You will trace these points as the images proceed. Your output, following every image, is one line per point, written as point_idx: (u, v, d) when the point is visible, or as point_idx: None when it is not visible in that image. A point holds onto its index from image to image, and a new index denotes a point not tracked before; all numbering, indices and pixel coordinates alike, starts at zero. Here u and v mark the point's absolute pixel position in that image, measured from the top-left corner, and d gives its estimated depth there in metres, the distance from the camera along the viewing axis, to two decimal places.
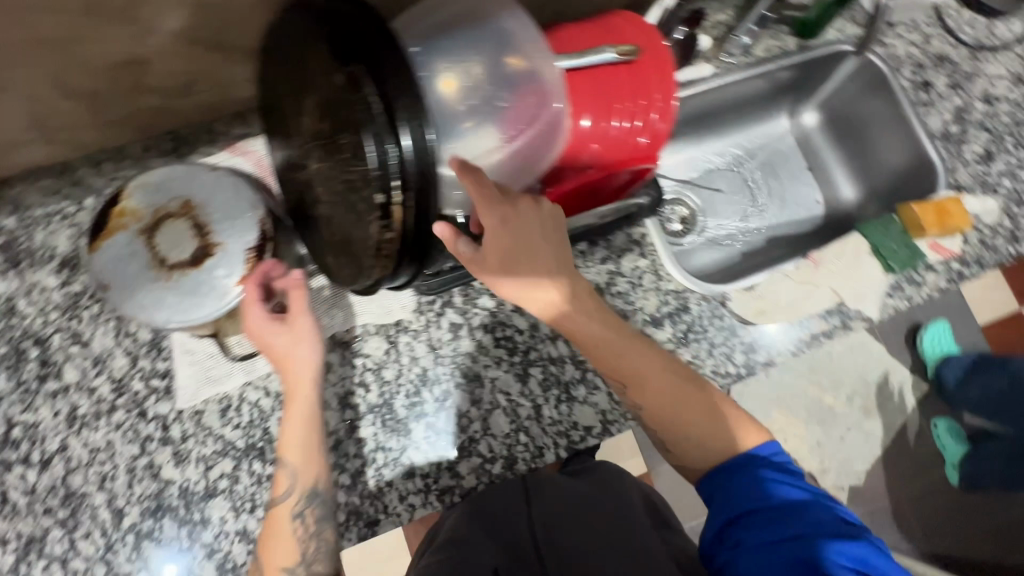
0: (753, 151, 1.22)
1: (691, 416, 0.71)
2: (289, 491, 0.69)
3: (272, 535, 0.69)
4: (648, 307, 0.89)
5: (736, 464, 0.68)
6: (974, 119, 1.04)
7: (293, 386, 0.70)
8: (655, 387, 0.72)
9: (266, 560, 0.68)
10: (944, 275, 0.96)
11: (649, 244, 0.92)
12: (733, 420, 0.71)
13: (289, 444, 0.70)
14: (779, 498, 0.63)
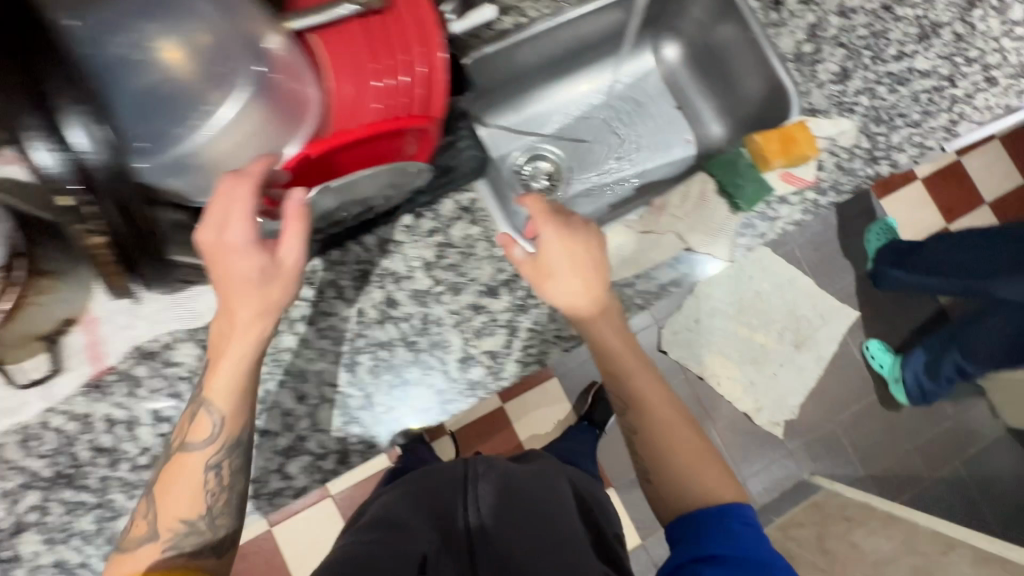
0: (617, 96, 1.15)
1: (680, 448, 0.78)
2: (209, 442, 0.64)
3: (171, 484, 0.64)
4: (483, 276, 0.84)
5: (715, 513, 0.70)
6: (829, 35, 0.98)
7: (230, 326, 0.63)
8: (647, 408, 0.80)
9: (156, 510, 0.62)
10: (799, 207, 0.92)
11: (480, 210, 0.86)
12: (710, 464, 0.77)
13: (227, 397, 0.65)
14: (744, 547, 0.66)
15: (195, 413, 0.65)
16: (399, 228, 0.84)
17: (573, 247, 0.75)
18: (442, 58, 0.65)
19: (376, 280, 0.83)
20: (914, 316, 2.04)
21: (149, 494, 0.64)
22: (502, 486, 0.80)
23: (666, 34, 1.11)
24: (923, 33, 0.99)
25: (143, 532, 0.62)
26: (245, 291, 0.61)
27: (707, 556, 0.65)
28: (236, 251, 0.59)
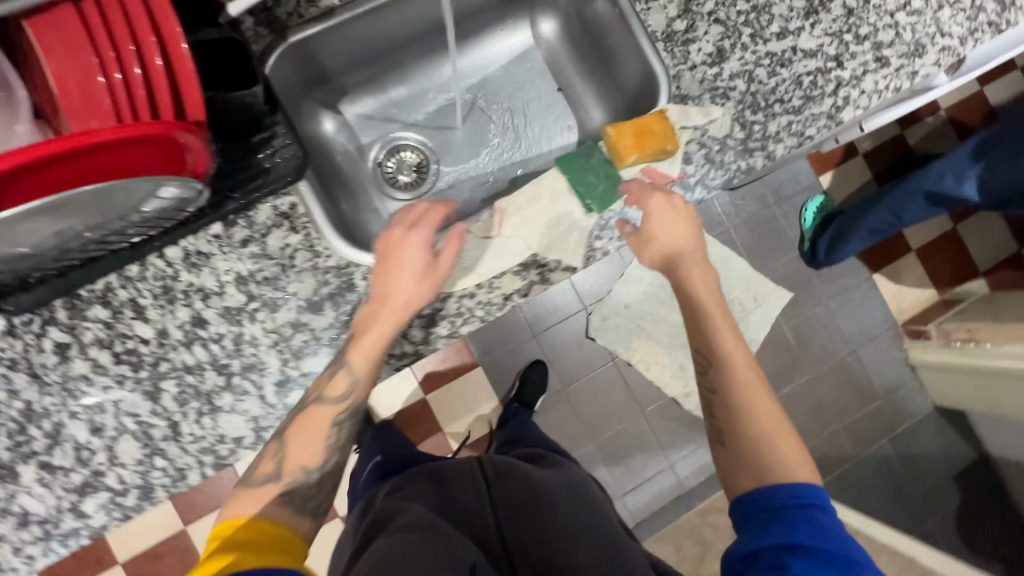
0: (490, 80, 1.05)
1: (761, 419, 0.78)
2: (339, 400, 0.72)
3: (302, 430, 0.72)
4: (304, 291, 0.77)
5: (790, 489, 0.71)
6: (705, 10, 0.88)
7: (381, 304, 0.72)
8: (746, 386, 0.80)
9: (286, 452, 0.71)
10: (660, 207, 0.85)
11: (301, 217, 0.78)
12: (790, 437, 0.77)
13: (366, 368, 0.72)
14: (812, 532, 0.67)
15: (336, 369, 0.72)
16: (207, 239, 0.76)
17: (683, 219, 0.81)
18: (186, 50, 0.56)
19: (182, 297, 0.75)
20: (847, 297, 2.01)
21: (281, 436, 0.72)
22: (519, 483, 0.94)
23: (541, 7, 1.00)
24: (810, 7, 0.90)
25: (269, 471, 0.70)
26: (398, 290, 0.72)
27: (780, 544, 0.66)
28: (407, 249, 0.73)
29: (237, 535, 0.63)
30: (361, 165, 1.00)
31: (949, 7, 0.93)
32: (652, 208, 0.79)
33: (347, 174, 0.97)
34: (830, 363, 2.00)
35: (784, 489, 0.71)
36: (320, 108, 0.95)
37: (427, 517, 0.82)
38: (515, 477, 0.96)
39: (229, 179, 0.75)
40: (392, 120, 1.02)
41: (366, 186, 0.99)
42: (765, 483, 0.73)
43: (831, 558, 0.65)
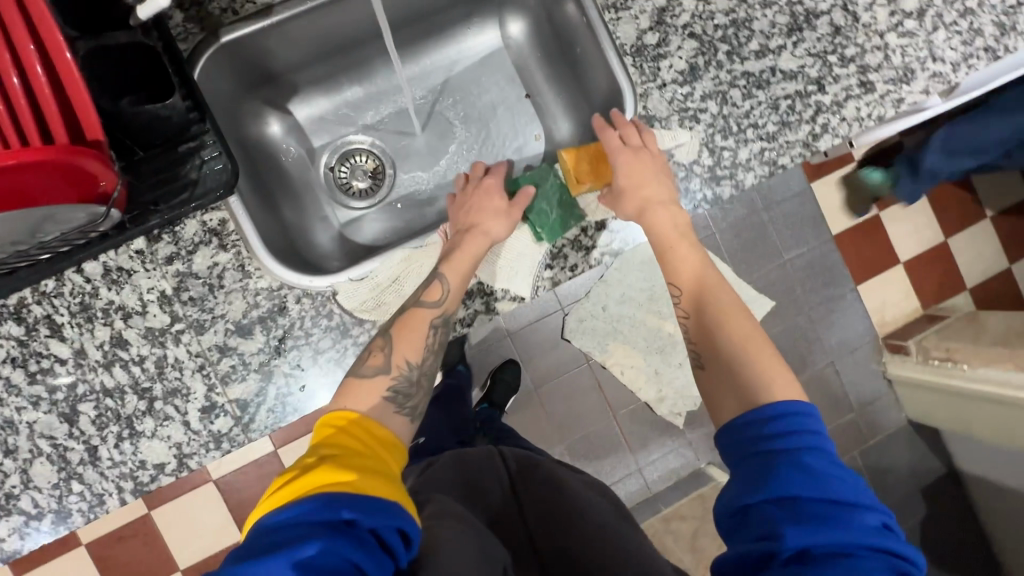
0: (453, 83, 0.98)
1: (742, 345, 0.70)
2: (437, 305, 0.72)
3: (404, 329, 0.71)
4: (232, 313, 0.73)
5: (784, 424, 0.61)
6: (680, 22, 0.82)
7: (471, 232, 0.76)
8: (745, 349, 0.70)
9: (394, 344, 0.70)
10: (617, 235, 0.81)
11: (231, 234, 0.73)
12: (768, 356, 0.69)
13: (461, 280, 0.73)
14: (812, 488, 0.55)
15: (429, 281, 0.73)
16: (129, 254, 0.71)
17: (648, 161, 0.77)
18: (71, 58, 0.51)
19: (100, 316, 0.70)
20: (833, 307, 1.84)
21: (387, 333, 0.71)
22: (543, 480, 0.85)
23: (509, 6, 0.93)
24: (794, 24, 0.84)
25: (379, 362, 0.69)
26: (489, 219, 0.77)
27: (772, 499, 0.56)
28: (492, 189, 0.80)
29: (342, 441, 0.59)
30: (312, 172, 0.94)
31: (944, 29, 0.87)
32: (619, 159, 0.76)
33: (296, 181, 0.92)
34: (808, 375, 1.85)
35: (776, 417, 0.62)
36: (266, 108, 0.89)
37: (453, 502, 0.71)
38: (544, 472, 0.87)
39: (153, 194, 0.70)
40: (347, 123, 0.96)
41: (317, 194, 0.94)
42: (753, 406, 0.64)
43: (836, 516, 0.54)
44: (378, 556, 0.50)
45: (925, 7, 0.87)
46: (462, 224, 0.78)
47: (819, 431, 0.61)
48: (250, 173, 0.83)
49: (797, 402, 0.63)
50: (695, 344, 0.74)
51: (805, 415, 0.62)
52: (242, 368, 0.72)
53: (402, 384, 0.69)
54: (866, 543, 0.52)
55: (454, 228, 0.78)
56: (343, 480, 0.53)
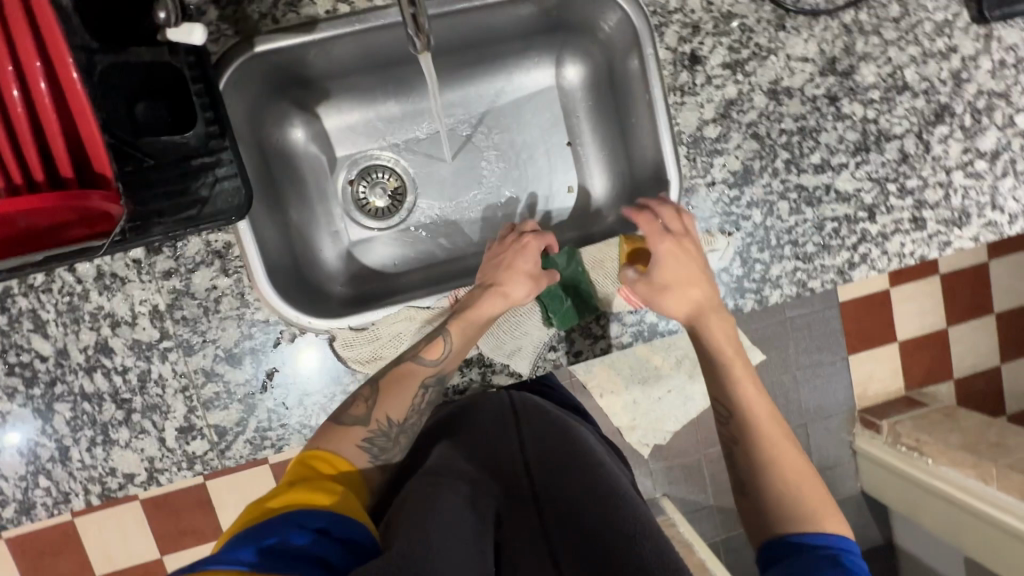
0: (497, 114, 0.91)
1: (779, 467, 0.71)
2: (434, 363, 0.70)
3: (396, 385, 0.69)
4: (224, 339, 0.70)
5: (826, 549, 0.64)
6: (745, 119, 0.76)
7: (493, 290, 0.72)
8: (785, 476, 0.70)
9: (380, 403, 0.68)
10: (633, 328, 0.77)
11: (234, 259, 0.70)
12: (810, 482, 0.70)
13: (467, 342, 0.71)
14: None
15: (435, 334, 0.71)
16: (125, 262, 0.68)
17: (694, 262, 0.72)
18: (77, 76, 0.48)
19: (88, 319, 0.68)
20: (821, 371, 1.64)
21: (378, 383, 0.70)
22: (554, 426, 0.77)
23: (572, 48, 0.86)
24: (862, 143, 0.79)
25: (361, 413, 0.67)
26: (517, 284, 0.73)
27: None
28: (530, 250, 0.74)
29: (305, 468, 0.63)
30: (329, 183, 0.88)
31: (1013, 177, 0.82)
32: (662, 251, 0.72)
33: (310, 191, 0.86)
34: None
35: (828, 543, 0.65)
36: (294, 112, 0.83)
37: (464, 460, 0.71)
38: (552, 421, 0.79)
39: (159, 204, 0.64)
40: (375, 136, 0.90)
41: (331, 207, 0.88)
42: (783, 533, 0.68)
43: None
44: (333, 554, 0.52)
45: (1002, 150, 0.82)
46: (484, 277, 0.74)
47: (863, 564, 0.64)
48: (264, 184, 0.78)
49: (840, 536, 0.66)
50: (734, 464, 0.74)
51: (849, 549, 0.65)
52: (227, 394, 0.71)
53: (377, 438, 0.67)
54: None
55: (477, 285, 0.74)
56: (305, 500, 0.57)
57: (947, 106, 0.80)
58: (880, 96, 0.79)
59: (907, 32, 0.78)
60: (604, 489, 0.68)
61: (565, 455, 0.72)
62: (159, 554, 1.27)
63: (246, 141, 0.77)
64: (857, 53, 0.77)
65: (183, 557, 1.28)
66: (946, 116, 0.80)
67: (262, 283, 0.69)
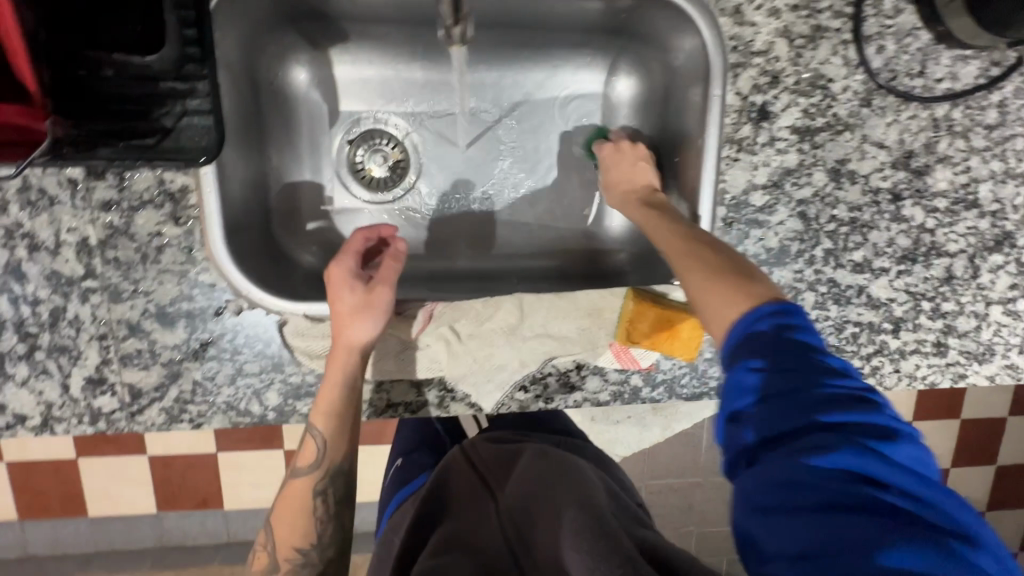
0: (528, 108, 0.81)
1: (706, 255, 0.55)
2: (312, 470, 0.63)
3: (285, 510, 0.64)
4: (160, 294, 0.61)
5: (758, 332, 0.47)
6: (798, 194, 0.68)
7: (336, 351, 0.59)
8: (716, 264, 0.54)
9: (275, 536, 0.64)
10: (614, 387, 0.70)
11: (190, 206, 0.60)
12: (743, 267, 0.53)
13: (327, 417, 0.61)
14: (784, 408, 0.43)
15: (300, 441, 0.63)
16: (58, 179, 0.57)
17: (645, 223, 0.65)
18: None
19: (2, 236, 0.58)
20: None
21: (269, 523, 0.65)
22: (528, 455, 0.75)
23: (630, 58, 0.76)
24: (910, 252, 0.72)
25: (266, 559, 0.64)
26: (359, 317, 0.60)
27: (745, 453, 0.44)
28: (341, 287, 0.61)
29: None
30: (324, 138, 0.77)
31: None
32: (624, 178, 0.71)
33: (299, 141, 0.76)
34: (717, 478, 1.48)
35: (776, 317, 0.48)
36: (300, 47, 0.72)
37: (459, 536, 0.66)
38: (529, 459, 0.75)
39: (106, 123, 0.54)
40: (388, 98, 0.78)
41: (319, 165, 0.77)
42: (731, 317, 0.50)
43: (824, 434, 0.41)
44: None
45: None
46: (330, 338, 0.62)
47: (805, 322, 0.48)
48: (246, 123, 0.68)
49: (778, 300, 0.49)
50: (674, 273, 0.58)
51: (790, 313, 0.48)
52: (149, 354, 0.62)
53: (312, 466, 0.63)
54: (873, 449, 0.40)
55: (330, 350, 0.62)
56: None
57: (1010, 235, 0.72)
58: (946, 206, 0.71)
59: (998, 144, 0.70)
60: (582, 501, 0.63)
61: (547, 484, 0.68)
62: (77, 456, 1.20)
63: (237, 70, 0.66)
64: (937, 153, 0.69)
65: (97, 468, 1.21)
66: (1005, 245, 0.73)
67: (219, 245, 0.60)
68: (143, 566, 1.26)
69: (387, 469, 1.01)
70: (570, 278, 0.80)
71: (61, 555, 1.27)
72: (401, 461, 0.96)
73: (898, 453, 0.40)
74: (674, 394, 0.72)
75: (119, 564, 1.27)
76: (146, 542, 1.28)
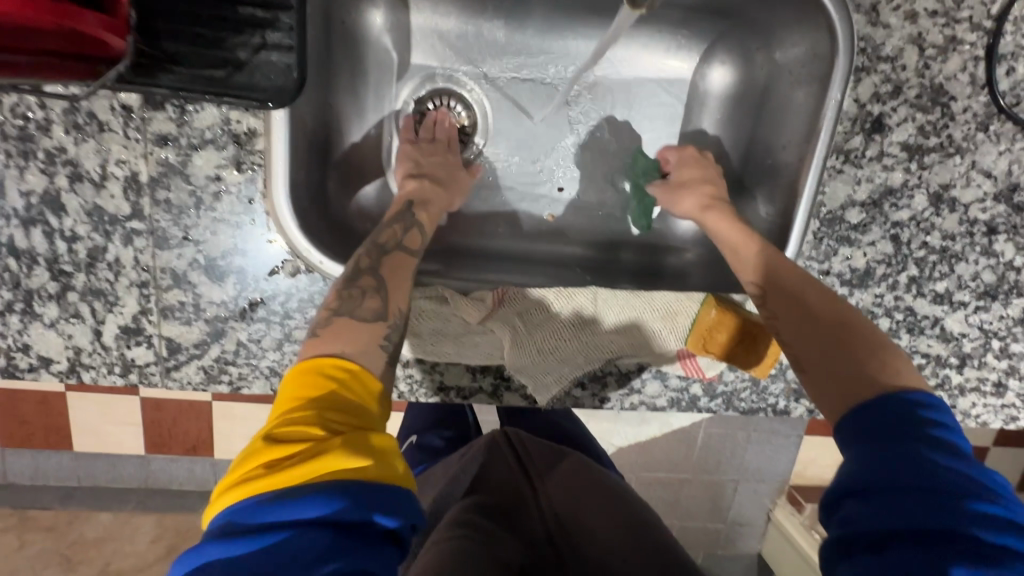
0: (611, 85, 0.74)
1: (829, 322, 0.51)
2: (415, 250, 0.58)
3: (392, 271, 0.54)
4: (210, 245, 0.56)
5: (898, 417, 0.43)
6: (895, 216, 0.64)
7: (442, 182, 0.66)
8: (841, 337, 0.49)
9: (383, 289, 0.52)
10: (673, 392, 0.68)
11: (254, 153, 0.54)
12: (869, 345, 0.48)
13: (434, 226, 0.62)
14: (928, 502, 0.38)
15: (408, 223, 0.59)
16: (111, 104, 0.51)
17: (729, 243, 0.61)
18: None
19: (41, 160, 0.52)
20: (770, 439, 1.34)
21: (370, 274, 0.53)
22: (571, 458, 0.80)
23: (732, 46, 0.71)
24: (993, 288, 0.68)
25: (371, 308, 0.50)
26: (458, 184, 0.68)
27: (872, 540, 0.39)
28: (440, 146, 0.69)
29: (352, 388, 0.44)
30: (391, 90, 0.71)
31: None
32: (698, 198, 0.66)
33: (365, 91, 0.69)
34: (708, 477, 1.38)
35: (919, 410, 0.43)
36: None
37: (492, 495, 0.71)
38: (570, 461, 0.79)
39: (175, 45, 0.48)
40: (464, 54, 0.72)
41: (382, 121, 0.71)
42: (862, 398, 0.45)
43: (981, 551, 0.36)
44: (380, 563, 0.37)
45: None
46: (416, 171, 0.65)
47: (950, 420, 0.43)
48: (319, 65, 0.62)
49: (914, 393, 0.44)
50: (780, 328, 0.53)
51: (931, 406, 0.44)
52: (190, 309, 0.57)
53: None
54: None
55: (400, 183, 0.65)
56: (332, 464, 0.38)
57: None
58: None
59: None
60: (617, 511, 0.69)
61: (585, 487, 0.73)
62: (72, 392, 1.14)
63: (312, 4, 0.60)
64: None
65: (88, 405, 1.15)
66: None
67: (281, 198, 0.55)
68: (132, 507, 1.23)
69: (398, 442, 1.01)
70: (628, 270, 0.75)
71: (43, 487, 1.23)
72: (415, 438, 0.96)
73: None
74: (731, 405, 0.69)
75: (106, 502, 1.24)
76: (138, 484, 1.24)
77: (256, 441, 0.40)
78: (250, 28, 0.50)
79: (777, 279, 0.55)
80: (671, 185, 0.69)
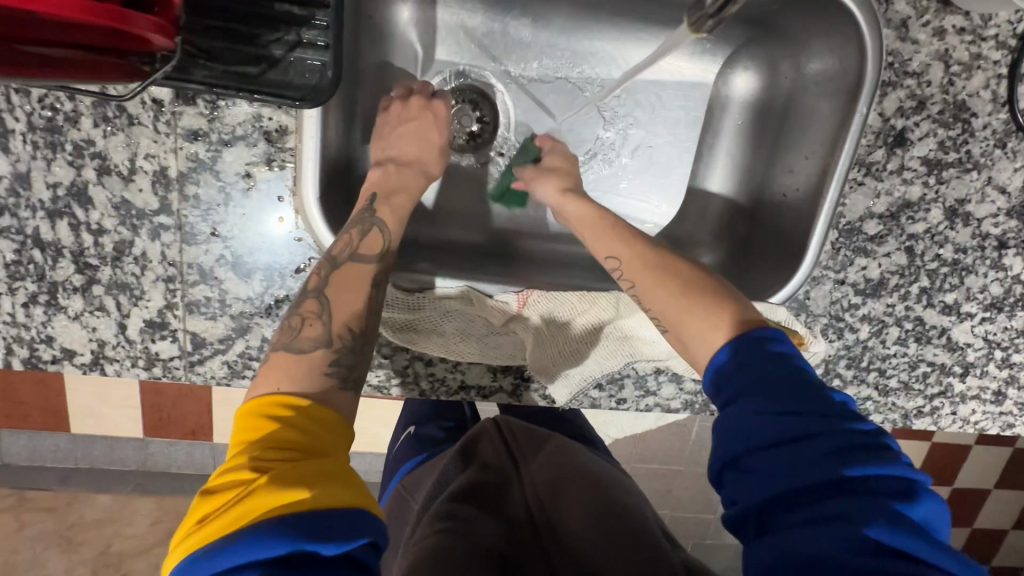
0: (634, 87, 0.74)
1: (672, 284, 0.56)
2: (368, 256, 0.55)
3: (340, 282, 0.52)
4: (238, 241, 0.55)
5: (742, 373, 0.48)
6: (911, 228, 0.66)
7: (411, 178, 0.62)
8: (685, 293, 0.55)
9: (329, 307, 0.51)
10: (686, 394, 0.69)
11: (286, 150, 0.54)
12: (704, 291, 0.55)
13: (401, 220, 0.59)
14: (790, 461, 0.42)
15: (365, 225, 0.56)
16: (142, 98, 0.51)
17: (586, 226, 0.64)
18: None
19: (68, 152, 0.52)
20: None
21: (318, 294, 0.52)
22: (556, 444, 0.80)
23: (758, 54, 0.71)
24: (1000, 300, 0.70)
25: (315, 335, 0.50)
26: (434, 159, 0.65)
27: (758, 514, 0.42)
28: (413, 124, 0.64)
29: (294, 424, 0.43)
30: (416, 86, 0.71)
31: None
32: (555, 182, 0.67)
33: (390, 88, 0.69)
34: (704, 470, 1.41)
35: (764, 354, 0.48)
36: None
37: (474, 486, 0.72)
38: (556, 447, 0.79)
39: (210, 41, 0.48)
40: (489, 52, 0.71)
41: None
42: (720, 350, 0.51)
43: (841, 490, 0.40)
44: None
45: None
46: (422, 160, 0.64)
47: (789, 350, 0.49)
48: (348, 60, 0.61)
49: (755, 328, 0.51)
50: (642, 299, 0.58)
51: (773, 342, 0.50)
52: (214, 304, 0.57)
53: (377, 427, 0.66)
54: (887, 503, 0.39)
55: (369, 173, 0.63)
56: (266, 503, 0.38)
57: None
58: None
59: None
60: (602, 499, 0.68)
61: (571, 474, 0.72)
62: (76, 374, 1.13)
63: None
64: None
65: (91, 388, 1.14)
66: None
67: (309, 192, 0.54)
68: (135, 489, 1.23)
69: (397, 433, 1.02)
70: None
71: (43, 467, 1.23)
72: (414, 429, 0.97)
73: (910, 506, 0.40)
74: None
75: (107, 484, 1.24)
76: (142, 466, 1.25)
77: (198, 498, 0.41)
78: (289, 26, 0.49)
79: (637, 258, 0.59)
80: (540, 168, 0.69)
